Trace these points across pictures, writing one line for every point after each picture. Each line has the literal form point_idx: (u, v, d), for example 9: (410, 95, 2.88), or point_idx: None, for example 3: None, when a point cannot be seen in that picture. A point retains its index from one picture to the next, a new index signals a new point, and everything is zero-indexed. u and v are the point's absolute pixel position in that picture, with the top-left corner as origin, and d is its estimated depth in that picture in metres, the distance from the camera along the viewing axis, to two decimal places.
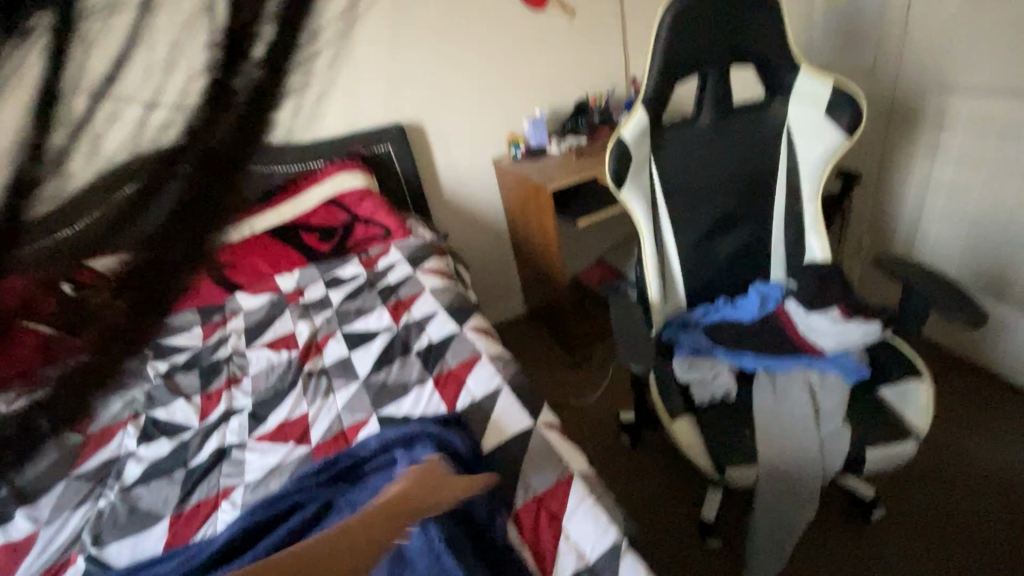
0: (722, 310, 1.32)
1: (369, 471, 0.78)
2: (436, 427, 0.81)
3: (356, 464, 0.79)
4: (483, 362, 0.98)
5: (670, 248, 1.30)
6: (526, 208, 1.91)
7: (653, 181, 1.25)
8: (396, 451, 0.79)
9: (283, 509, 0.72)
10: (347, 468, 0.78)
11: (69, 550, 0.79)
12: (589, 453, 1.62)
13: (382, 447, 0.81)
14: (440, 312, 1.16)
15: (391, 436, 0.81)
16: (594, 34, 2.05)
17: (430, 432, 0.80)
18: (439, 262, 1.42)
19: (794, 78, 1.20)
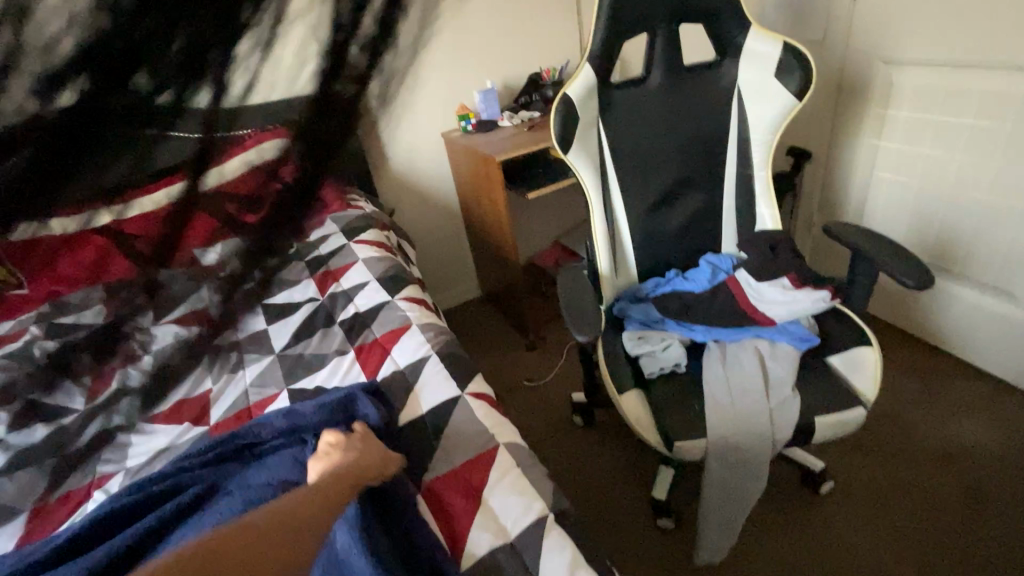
0: (673, 282, 1.28)
1: (269, 451, 0.72)
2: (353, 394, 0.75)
3: (257, 444, 0.72)
4: (411, 330, 0.90)
5: (620, 216, 1.24)
6: (477, 182, 1.82)
7: (602, 145, 1.18)
8: (301, 429, 0.72)
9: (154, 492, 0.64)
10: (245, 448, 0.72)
11: None
12: (541, 436, 1.56)
13: (291, 428, 0.73)
14: (372, 281, 1.07)
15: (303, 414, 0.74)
16: None
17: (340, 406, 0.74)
18: (378, 233, 1.33)
19: (744, 37, 1.15)
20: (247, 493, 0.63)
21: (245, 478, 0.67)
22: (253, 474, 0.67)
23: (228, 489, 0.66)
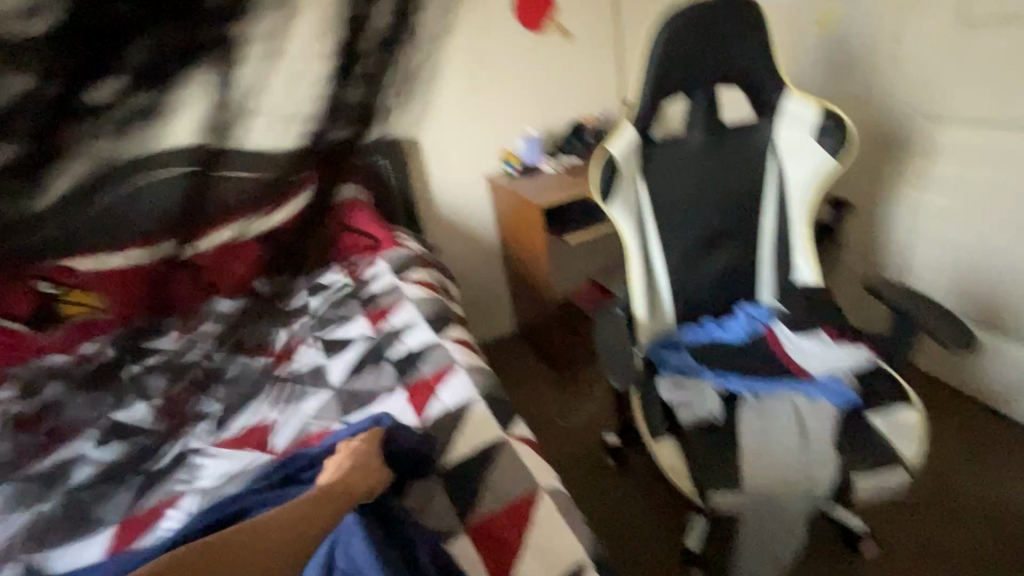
0: (710, 330, 1.30)
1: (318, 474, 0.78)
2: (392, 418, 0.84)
3: (308, 465, 0.79)
4: (457, 371, 0.95)
5: (656, 265, 1.28)
6: (518, 224, 1.91)
7: (640, 197, 1.24)
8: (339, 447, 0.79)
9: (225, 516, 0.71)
10: (298, 469, 0.78)
11: (1, 559, 0.76)
12: (572, 477, 1.56)
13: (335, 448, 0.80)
14: (419, 321, 1.14)
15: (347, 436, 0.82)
16: (589, 58, 2.10)
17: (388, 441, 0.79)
18: (424, 273, 1.42)
19: (783, 99, 1.20)
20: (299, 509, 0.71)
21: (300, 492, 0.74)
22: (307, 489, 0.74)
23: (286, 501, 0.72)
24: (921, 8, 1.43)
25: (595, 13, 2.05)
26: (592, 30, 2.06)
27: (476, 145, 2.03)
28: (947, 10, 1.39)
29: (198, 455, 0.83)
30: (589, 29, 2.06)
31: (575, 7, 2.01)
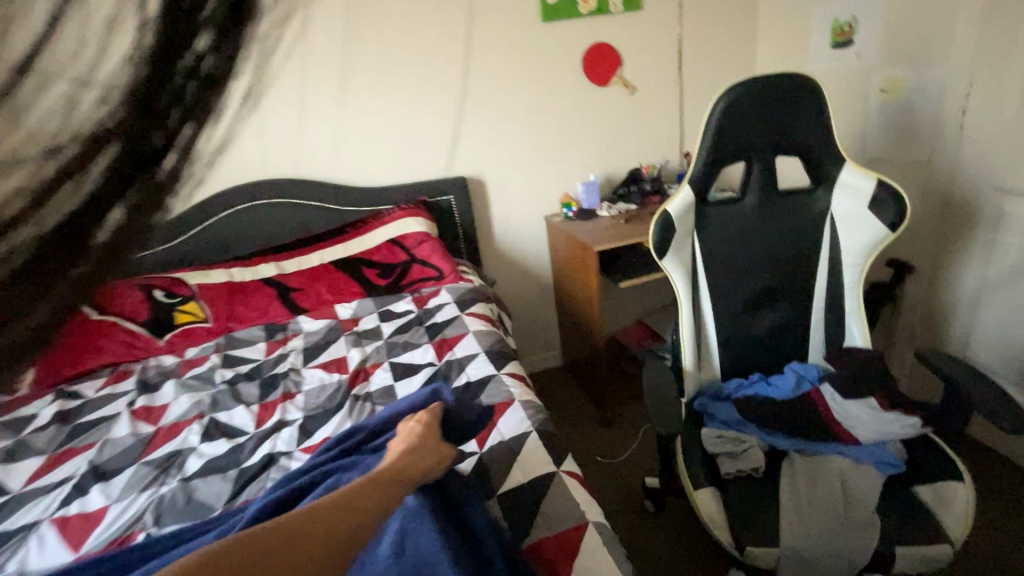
0: (756, 386, 1.33)
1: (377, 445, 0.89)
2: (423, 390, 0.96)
3: (369, 437, 0.92)
4: (515, 406, 1.04)
5: (706, 319, 1.34)
6: (572, 264, 2.01)
7: (694, 254, 1.31)
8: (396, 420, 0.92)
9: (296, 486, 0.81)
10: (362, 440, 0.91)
11: (131, 523, 0.89)
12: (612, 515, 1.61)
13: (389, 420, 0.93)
14: (480, 354, 1.25)
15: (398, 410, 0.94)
16: (651, 111, 2.20)
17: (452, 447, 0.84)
18: (484, 307, 1.54)
19: (839, 169, 1.25)
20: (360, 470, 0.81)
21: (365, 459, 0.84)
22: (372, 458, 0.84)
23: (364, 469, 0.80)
24: (989, 84, 1.45)
25: (660, 70, 2.16)
26: (656, 84, 2.18)
27: (538, 187, 2.17)
28: (1019, 87, 1.39)
29: (286, 458, 0.99)
30: (653, 84, 2.17)
31: (640, 64, 2.13)
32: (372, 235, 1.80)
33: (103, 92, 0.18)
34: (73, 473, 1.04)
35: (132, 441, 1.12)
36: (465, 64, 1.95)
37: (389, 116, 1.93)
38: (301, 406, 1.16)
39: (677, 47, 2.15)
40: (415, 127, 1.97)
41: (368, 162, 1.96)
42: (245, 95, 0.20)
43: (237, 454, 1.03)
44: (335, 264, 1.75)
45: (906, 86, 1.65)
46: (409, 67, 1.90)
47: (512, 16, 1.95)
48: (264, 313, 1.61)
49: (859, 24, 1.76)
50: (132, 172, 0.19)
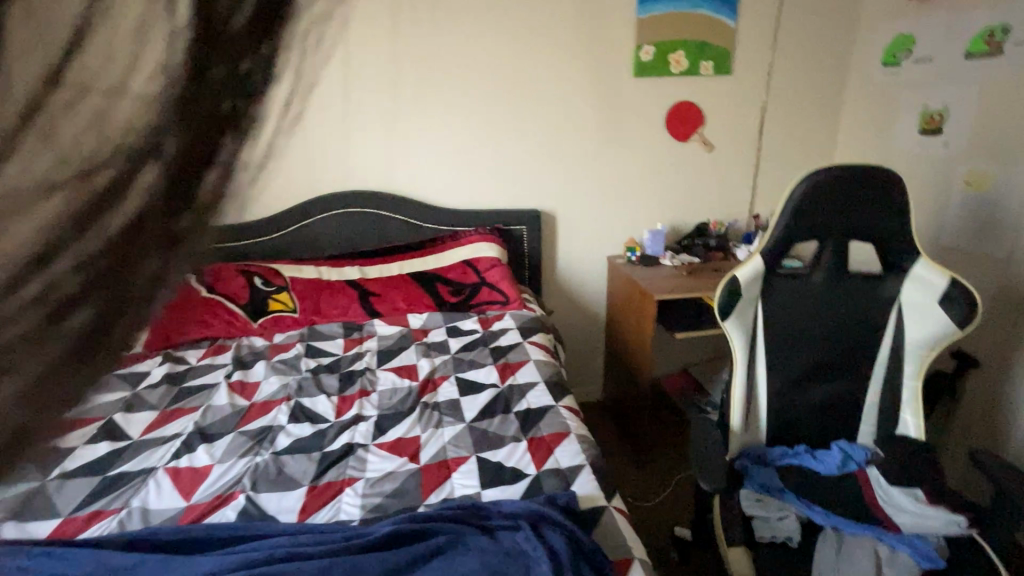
0: (801, 457, 1.36)
1: (497, 526, 0.86)
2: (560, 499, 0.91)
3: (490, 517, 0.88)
4: (571, 438, 1.12)
5: (758, 383, 1.39)
6: (628, 306, 2.08)
7: (757, 320, 1.37)
8: (521, 517, 0.87)
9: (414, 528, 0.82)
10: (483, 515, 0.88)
11: (233, 482, 1.03)
12: None
13: (515, 513, 0.88)
14: (539, 383, 1.35)
15: (523, 507, 0.89)
16: (725, 169, 2.27)
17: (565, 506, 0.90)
18: (544, 337, 1.65)
19: (912, 262, 1.28)
20: (486, 553, 0.80)
21: (491, 540, 0.83)
22: (503, 538, 0.83)
23: (487, 512, 0.89)
24: None
25: (740, 131, 2.23)
26: (734, 144, 2.25)
27: (607, 229, 2.28)
28: None
29: (365, 451, 1.11)
30: (730, 144, 2.24)
31: (721, 124, 2.21)
32: (449, 254, 1.96)
33: (136, 105, 0.17)
34: (182, 430, 1.21)
35: (231, 410, 1.28)
36: (554, 107, 2.09)
37: (475, 145, 2.08)
38: (376, 405, 1.29)
39: (760, 114, 2.22)
40: (499, 159, 2.12)
41: (453, 186, 2.12)
42: (293, 107, 0.20)
43: (320, 439, 1.16)
44: (411, 275, 1.90)
45: (992, 181, 1.66)
46: (502, 105, 2.06)
47: (602, 68, 2.08)
48: (344, 312, 1.77)
49: (949, 115, 1.78)
50: (162, 198, 0.18)
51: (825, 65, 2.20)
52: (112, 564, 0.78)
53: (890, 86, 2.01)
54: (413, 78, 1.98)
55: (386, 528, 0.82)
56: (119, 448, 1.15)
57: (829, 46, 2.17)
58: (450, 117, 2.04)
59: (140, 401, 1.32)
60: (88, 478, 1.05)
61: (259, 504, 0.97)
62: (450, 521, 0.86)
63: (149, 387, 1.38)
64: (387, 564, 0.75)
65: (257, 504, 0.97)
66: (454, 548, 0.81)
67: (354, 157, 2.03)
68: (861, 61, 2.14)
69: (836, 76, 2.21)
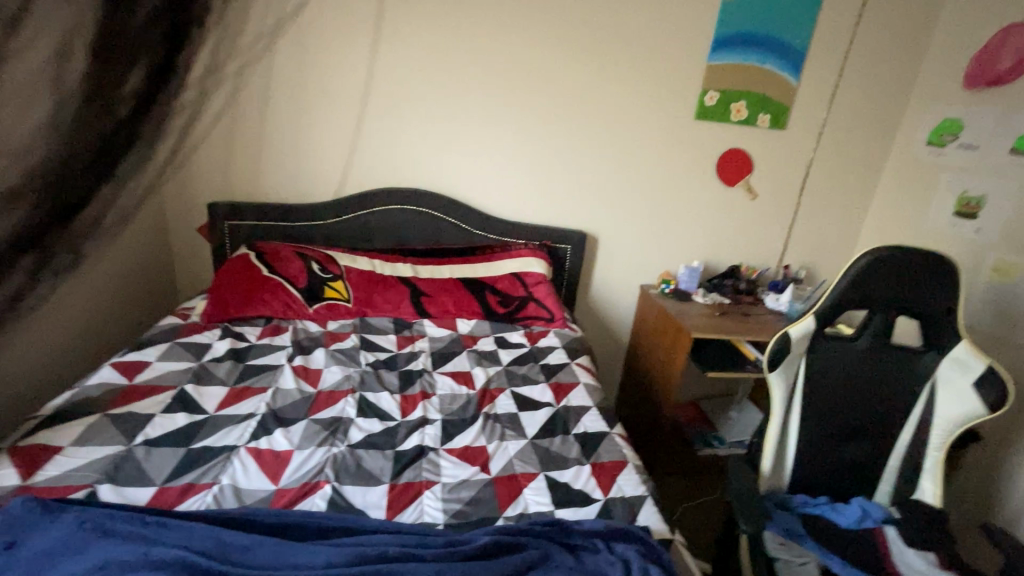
0: (822, 508, 1.46)
1: (580, 546, 0.93)
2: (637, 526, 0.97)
3: (572, 535, 0.94)
4: (632, 468, 1.19)
5: (791, 433, 1.49)
6: (657, 337, 2.17)
7: (799, 375, 1.46)
8: (601, 539, 0.94)
9: (507, 542, 0.89)
10: (565, 533, 0.94)
11: (317, 470, 1.08)
12: None
13: (594, 533, 0.95)
14: (593, 408, 1.42)
15: (603, 527, 0.95)
16: (764, 217, 2.38)
17: (642, 530, 0.96)
18: (588, 359, 1.73)
19: (953, 343, 1.39)
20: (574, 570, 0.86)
21: (577, 562, 0.88)
22: (589, 559, 0.90)
23: (569, 529, 0.95)
24: None
25: (785, 184, 2.34)
26: (776, 195, 2.35)
27: (645, 258, 2.36)
28: None
29: (438, 455, 1.17)
30: (774, 194, 2.34)
31: (767, 175, 2.31)
32: (498, 263, 2.02)
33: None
34: (255, 410, 1.25)
35: (300, 396, 1.32)
36: (612, 136, 2.16)
37: (533, 161, 2.15)
38: (439, 409, 1.34)
39: (804, 170, 2.33)
40: (554, 177, 2.18)
41: (505, 197, 2.18)
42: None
43: (392, 436, 1.22)
44: (461, 280, 1.95)
45: (1018, 272, 1.77)
46: (562, 127, 2.13)
47: (663, 105, 2.15)
48: (396, 308, 1.81)
49: (987, 203, 1.89)
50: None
51: (872, 132, 2.31)
52: (231, 544, 0.83)
53: (933, 164, 2.12)
54: (479, 90, 2.03)
55: (484, 538, 0.88)
56: (195, 420, 1.19)
57: (878, 118, 2.29)
58: (511, 132, 2.10)
59: (208, 374, 1.36)
60: (173, 448, 1.09)
61: (346, 495, 1.03)
62: (537, 536, 0.92)
63: (213, 360, 1.42)
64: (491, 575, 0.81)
65: (344, 496, 1.02)
66: (546, 564, 0.87)
67: (414, 157, 2.08)
68: (908, 136, 2.26)
69: (881, 145, 2.33)
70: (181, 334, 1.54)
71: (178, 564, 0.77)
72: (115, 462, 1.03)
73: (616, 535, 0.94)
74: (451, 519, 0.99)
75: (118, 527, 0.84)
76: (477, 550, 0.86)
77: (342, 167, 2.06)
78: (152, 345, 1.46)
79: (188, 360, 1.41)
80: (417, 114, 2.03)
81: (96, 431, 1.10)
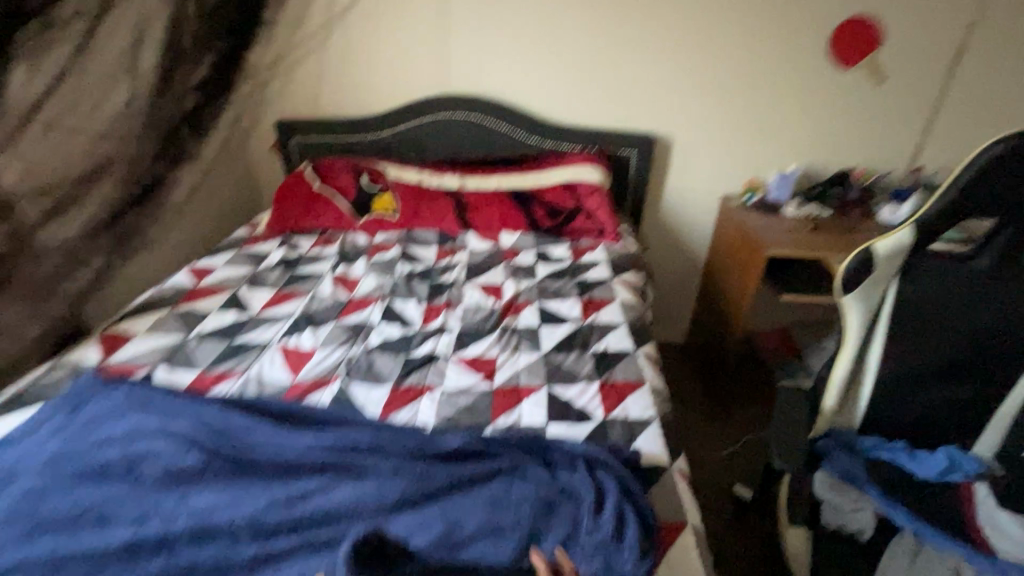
0: (896, 454, 1.23)
1: (556, 463, 0.88)
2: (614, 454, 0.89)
3: (548, 451, 0.90)
4: (645, 389, 1.10)
5: (869, 367, 1.23)
6: (732, 253, 1.91)
7: (885, 299, 1.17)
8: (577, 459, 0.88)
9: (476, 450, 0.88)
10: (542, 449, 0.90)
11: (332, 367, 1.16)
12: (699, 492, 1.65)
13: (570, 452, 0.90)
14: (622, 326, 1.32)
15: (579, 448, 0.90)
16: (890, 108, 1.91)
17: (621, 457, 0.90)
18: (634, 276, 1.59)
19: None
20: (538, 484, 0.82)
21: (546, 477, 0.84)
22: (562, 476, 0.85)
23: (549, 445, 0.92)
24: None
25: (922, 62, 1.84)
26: (910, 78, 1.87)
27: (728, 164, 2.05)
28: None
29: (445, 362, 1.19)
30: (905, 77, 1.86)
31: (899, 51, 1.83)
32: (549, 172, 1.89)
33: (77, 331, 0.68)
34: (293, 313, 1.35)
35: (333, 302, 1.40)
36: (692, 17, 1.83)
37: (594, 55, 1.90)
38: (459, 319, 1.34)
39: (952, 45, 1.82)
40: (617, 72, 1.93)
41: (563, 100, 1.98)
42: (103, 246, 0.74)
43: (407, 342, 1.25)
44: (509, 191, 1.88)
45: None
46: (631, 12, 1.83)
47: None
48: (440, 220, 1.80)
49: None
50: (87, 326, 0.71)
51: None
52: (234, 424, 0.92)
53: None
54: None
55: (455, 443, 0.89)
56: (242, 319, 1.33)
57: None
58: (568, 23, 1.87)
59: (260, 279, 1.49)
60: (219, 341, 1.24)
61: (351, 391, 1.10)
62: (512, 447, 0.90)
63: (267, 268, 1.55)
64: (449, 479, 0.82)
65: (350, 392, 1.09)
66: (512, 475, 0.84)
67: (464, 59, 1.95)
68: None
69: None
70: (246, 244, 1.69)
71: (186, 437, 0.89)
72: (173, 350, 1.20)
73: (594, 458, 0.88)
74: (441, 423, 1.02)
75: (155, 400, 0.97)
76: (447, 453, 0.88)
77: (393, 75, 1.99)
78: (222, 252, 1.63)
79: (246, 267, 1.55)
80: (465, 11, 1.87)
81: (163, 323, 1.28)
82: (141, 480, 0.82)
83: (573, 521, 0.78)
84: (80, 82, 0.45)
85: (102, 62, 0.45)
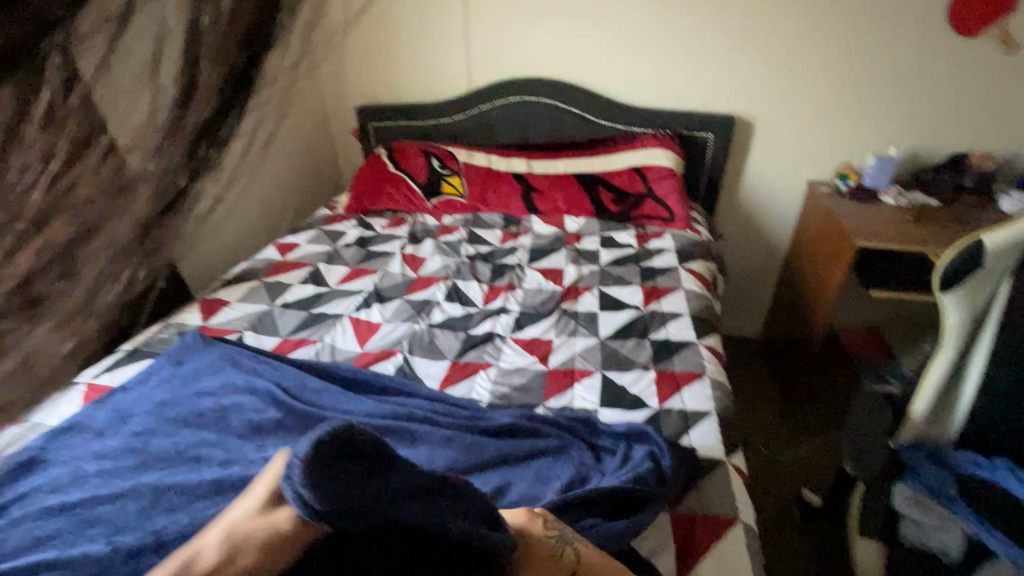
0: (997, 473, 1.07)
1: (604, 447, 0.89)
2: (662, 439, 0.88)
3: (597, 433, 0.91)
4: (704, 381, 1.06)
5: (970, 375, 1.07)
6: (817, 244, 1.77)
7: (993, 299, 1.02)
8: (624, 444, 0.89)
9: (524, 428, 0.90)
10: (590, 431, 0.91)
11: (397, 340, 1.23)
12: (761, 493, 1.57)
13: (619, 434, 0.91)
14: (685, 316, 1.27)
15: (628, 429, 0.91)
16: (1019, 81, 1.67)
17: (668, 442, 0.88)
18: (702, 265, 1.52)
19: None
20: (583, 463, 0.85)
21: (592, 459, 0.86)
22: (608, 461, 0.86)
23: (598, 428, 0.92)
24: None
25: None
26: None
27: (817, 148, 1.89)
28: None
29: (502, 341, 1.21)
30: None
31: None
32: (619, 156, 1.85)
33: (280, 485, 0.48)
34: (364, 288, 1.44)
35: (401, 279, 1.48)
36: None
37: (670, 32, 1.82)
38: (519, 300, 1.37)
39: None
40: (695, 49, 1.83)
41: (635, 81, 1.92)
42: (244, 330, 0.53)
43: (467, 321, 1.29)
44: (576, 174, 1.86)
45: None
46: None
47: None
48: (506, 204, 1.83)
49: None
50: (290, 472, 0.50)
51: None
52: (307, 386, 1.02)
53: None
54: None
55: (506, 419, 0.92)
56: (320, 291, 1.44)
57: None
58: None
59: (338, 256, 1.60)
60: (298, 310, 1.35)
61: (412, 364, 1.16)
62: (560, 428, 0.92)
63: (344, 246, 1.65)
64: (498, 451, 0.85)
65: (411, 365, 1.15)
66: (559, 453, 0.87)
67: (534, 41, 1.93)
68: None
69: None
70: (326, 223, 1.81)
71: (267, 394, 0.99)
72: (259, 317, 1.32)
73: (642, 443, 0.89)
74: (494, 399, 1.05)
75: (243, 360, 1.09)
76: (498, 428, 0.90)
77: (466, 58, 2.01)
78: (305, 230, 1.76)
79: (326, 244, 1.67)
80: None
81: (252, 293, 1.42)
82: (228, 428, 0.94)
83: (616, 498, 0.78)
84: (123, 85, 0.30)
85: (124, 83, 0.30)
